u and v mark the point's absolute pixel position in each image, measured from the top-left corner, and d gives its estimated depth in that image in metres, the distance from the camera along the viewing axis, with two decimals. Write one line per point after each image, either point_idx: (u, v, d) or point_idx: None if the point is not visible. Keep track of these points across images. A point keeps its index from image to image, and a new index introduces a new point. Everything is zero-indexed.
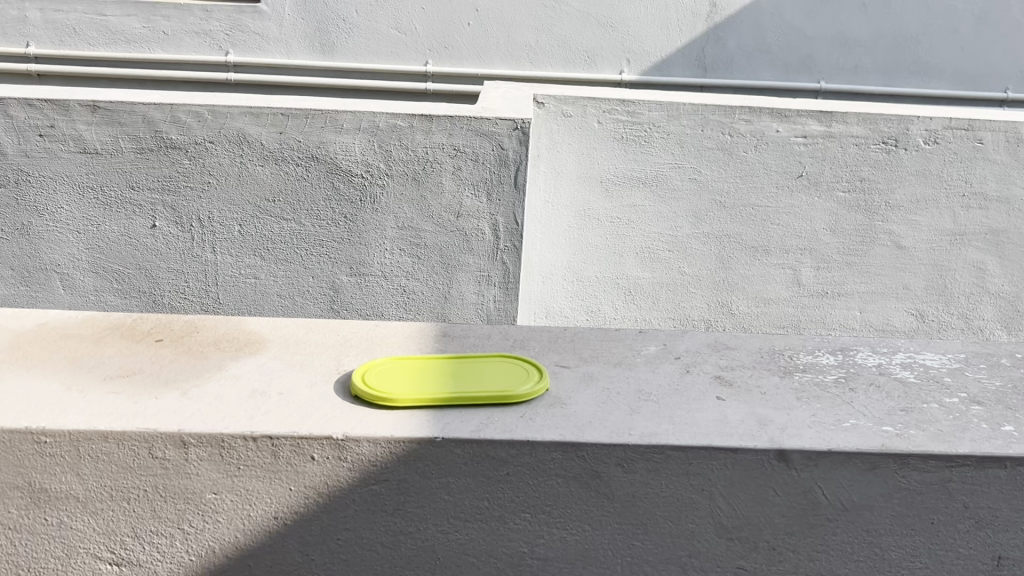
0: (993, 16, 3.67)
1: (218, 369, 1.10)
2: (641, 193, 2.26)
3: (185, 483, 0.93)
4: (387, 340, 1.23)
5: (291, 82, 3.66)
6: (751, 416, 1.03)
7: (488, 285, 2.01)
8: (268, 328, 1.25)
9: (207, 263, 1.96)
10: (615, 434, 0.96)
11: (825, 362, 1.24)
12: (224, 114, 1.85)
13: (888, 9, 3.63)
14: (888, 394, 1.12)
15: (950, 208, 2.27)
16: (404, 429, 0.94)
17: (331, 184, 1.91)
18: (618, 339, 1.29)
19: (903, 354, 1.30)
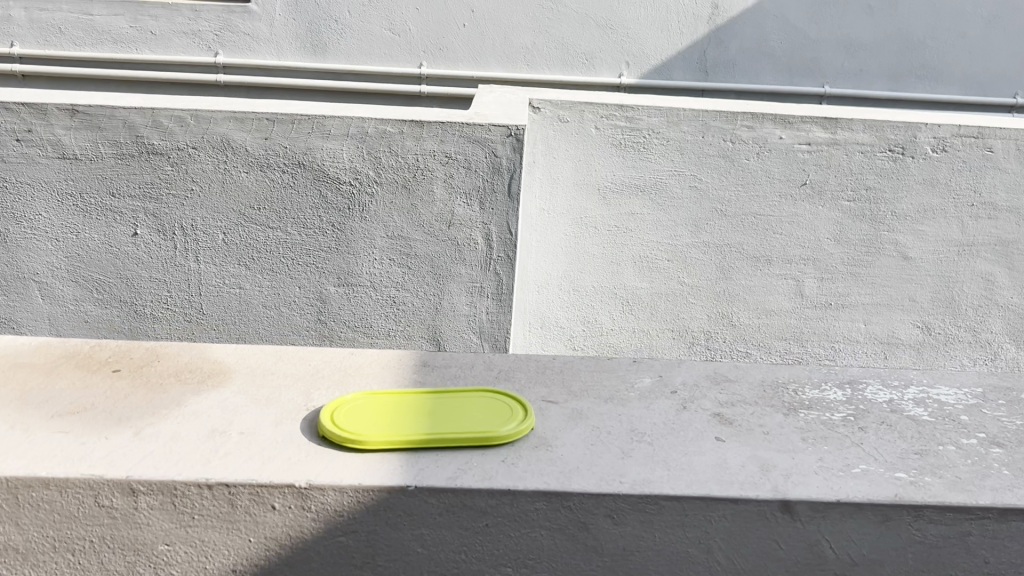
0: (1004, 19, 3.60)
1: (175, 407, 1.24)
2: (639, 201, 2.19)
3: (134, 533, 1.03)
4: (348, 376, 1.40)
5: (284, 82, 3.59)
6: (753, 460, 1.13)
7: (481, 297, 1.95)
8: (232, 364, 1.42)
9: (190, 272, 1.90)
10: (606, 481, 1.06)
11: (833, 397, 1.39)
12: (207, 119, 1.79)
13: (894, 12, 3.57)
14: (903, 435, 1.24)
15: (958, 217, 2.20)
16: (373, 476, 1.04)
17: (318, 192, 1.85)
18: (624, 374, 1.44)
19: (916, 389, 1.44)
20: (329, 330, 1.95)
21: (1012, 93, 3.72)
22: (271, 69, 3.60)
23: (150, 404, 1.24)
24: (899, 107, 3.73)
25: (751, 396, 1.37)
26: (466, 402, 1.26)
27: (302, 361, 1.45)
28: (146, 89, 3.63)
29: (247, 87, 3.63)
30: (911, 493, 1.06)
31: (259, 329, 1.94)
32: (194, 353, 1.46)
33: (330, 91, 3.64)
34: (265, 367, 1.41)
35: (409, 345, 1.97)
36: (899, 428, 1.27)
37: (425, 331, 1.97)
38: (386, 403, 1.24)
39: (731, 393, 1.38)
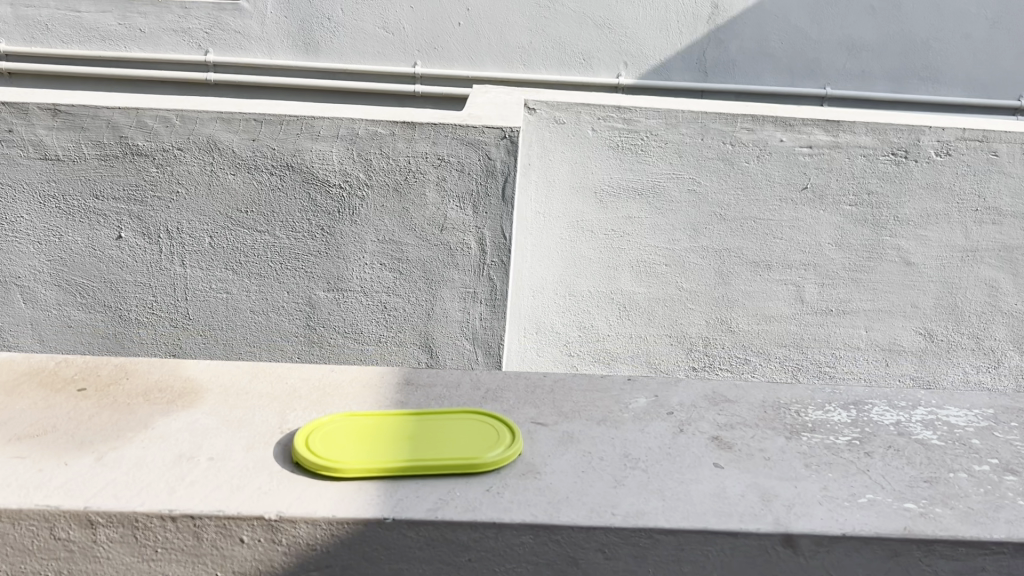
0: (1009, 20, 3.55)
1: (144, 428, 1.21)
2: (637, 204, 2.15)
3: (94, 566, 1.02)
4: (330, 394, 1.36)
5: (278, 81, 3.55)
6: (755, 491, 1.10)
7: (474, 303, 1.90)
8: (206, 380, 1.38)
9: (176, 276, 1.85)
10: (597, 513, 1.03)
11: (837, 419, 1.36)
12: (193, 119, 1.75)
13: (898, 12, 3.52)
14: (911, 462, 1.21)
15: (962, 222, 2.16)
16: (347, 508, 1.01)
17: (307, 195, 1.81)
18: (615, 394, 1.41)
19: (925, 410, 1.41)
20: (318, 335, 1.91)
21: (1017, 95, 3.67)
22: (263, 69, 3.56)
23: (117, 426, 1.21)
24: (902, 109, 3.68)
25: (752, 418, 1.34)
26: (450, 422, 1.23)
27: (279, 379, 1.41)
28: (135, 88, 3.58)
29: (238, 85, 3.58)
30: (922, 526, 1.03)
31: (247, 334, 1.90)
32: (166, 368, 1.43)
33: (323, 90, 3.60)
34: (241, 385, 1.38)
35: (400, 351, 1.93)
36: (908, 454, 1.24)
37: (416, 337, 1.92)
38: (367, 423, 1.22)
39: (731, 414, 1.35)
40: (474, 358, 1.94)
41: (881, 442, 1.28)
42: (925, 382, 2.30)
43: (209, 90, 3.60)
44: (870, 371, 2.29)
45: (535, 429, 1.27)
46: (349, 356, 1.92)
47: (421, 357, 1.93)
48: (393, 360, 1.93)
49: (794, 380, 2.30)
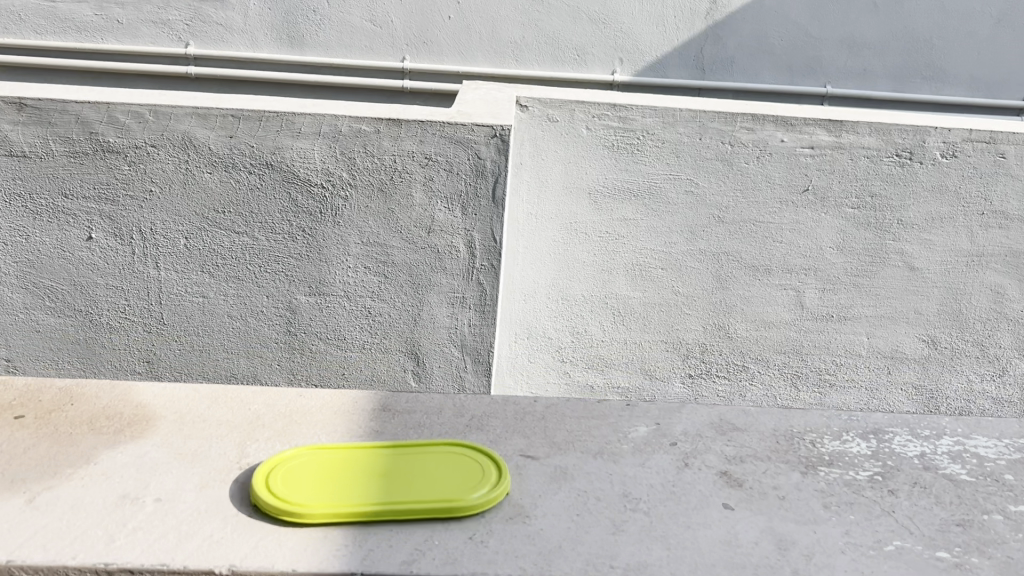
0: (1015, 19, 3.49)
1: (110, 454, 1.35)
2: (632, 206, 2.07)
3: None
4: (302, 416, 1.53)
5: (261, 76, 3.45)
6: (769, 538, 1.20)
7: (463, 308, 1.83)
8: (162, 404, 1.55)
9: (150, 279, 1.77)
10: (592, 565, 1.12)
11: (859, 451, 1.50)
12: (167, 114, 1.66)
13: (902, 10, 3.46)
14: (941, 502, 1.34)
15: (968, 226, 2.09)
16: (321, 552, 1.11)
17: (287, 195, 1.72)
18: (609, 421, 1.55)
19: (952, 440, 1.56)
20: (299, 341, 1.83)
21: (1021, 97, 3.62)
22: (245, 62, 3.47)
23: (83, 453, 1.35)
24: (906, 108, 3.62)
25: (762, 450, 1.47)
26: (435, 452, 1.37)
27: (242, 405, 1.56)
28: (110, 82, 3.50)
29: (219, 79, 3.50)
30: None
31: (224, 340, 1.82)
32: (122, 393, 1.58)
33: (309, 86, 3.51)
34: (199, 411, 1.53)
35: (386, 358, 1.85)
36: (937, 492, 1.37)
37: (403, 344, 1.84)
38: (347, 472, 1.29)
39: (740, 446, 1.48)
40: (462, 365, 1.87)
41: (907, 478, 1.40)
42: (928, 390, 2.23)
43: (189, 83, 3.52)
44: (871, 378, 2.22)
45: (524, 464, 1.39)
46: (332, 363, 1.85)
47: (407, 364, 1.86)
48: (378, 367, 1.86)
49: (793, 387, 2.23)
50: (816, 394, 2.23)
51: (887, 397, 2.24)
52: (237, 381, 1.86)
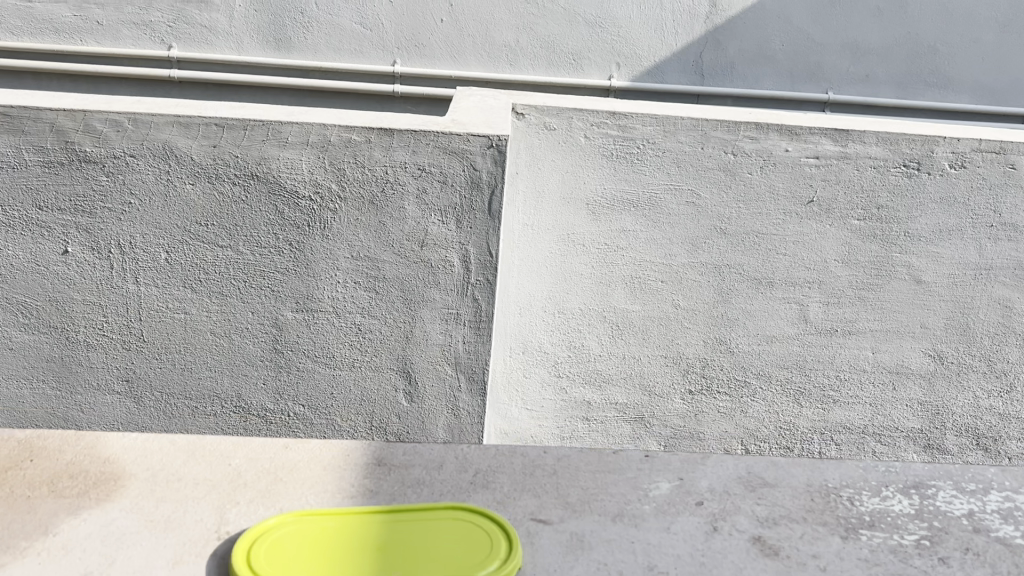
0: (1018, 24, 3.89)
1: (81, 522, 1.40)
2: (631, 216, 2.00)
3: None
4: (279, 473, 1.59)
5: (280, 82, 3.81)
6: None
7: (457, 325, 1.75)
8: (138, 465, 1.59)
9: (129, 295, 1.69)
10: None
11: (903, 508, 1.57)
12: (148, 123, 1.58)
13: (904, 16, 3.84)
14: (992, 567, 1.39)
15: (976, 238, 2.03)
16: None
17: (273, 206, 1.65)
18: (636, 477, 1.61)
19: (995, 494, 1.63)
20: (286, 359, 1.76)
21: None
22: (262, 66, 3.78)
23: (49, 524, 1.39)
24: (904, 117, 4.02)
25: (798, 509, 1.54)
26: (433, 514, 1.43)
27: (219, 461, 1.62)
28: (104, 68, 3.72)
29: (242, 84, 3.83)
30: None
31: (208, 358, 1.75)
32: (94, 454, 1.63)
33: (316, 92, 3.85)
34: (173, 469, 1.58)
35: (376, 377, 1.78)
36: (987, 557, 1.42)
37: (394, 362, 1.77)
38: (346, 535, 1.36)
39: (775, 506, 1.55)
40: (457, 384, 1.80)
41: (957, 543, 1.46)
42: (934, 407, 2.18)
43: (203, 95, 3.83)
44: (876, 394, 2.16)
45: (537, 529, 1.43)
46: (319, 381, 1.78)
47: (398, 383, 1.79)
48: (368, 386, 1.79)
49: (796, 403, 2.17)
50: (819, 410, 2.18)
51: (891, 413, 2.18)
52: (220, 400, 1.79)
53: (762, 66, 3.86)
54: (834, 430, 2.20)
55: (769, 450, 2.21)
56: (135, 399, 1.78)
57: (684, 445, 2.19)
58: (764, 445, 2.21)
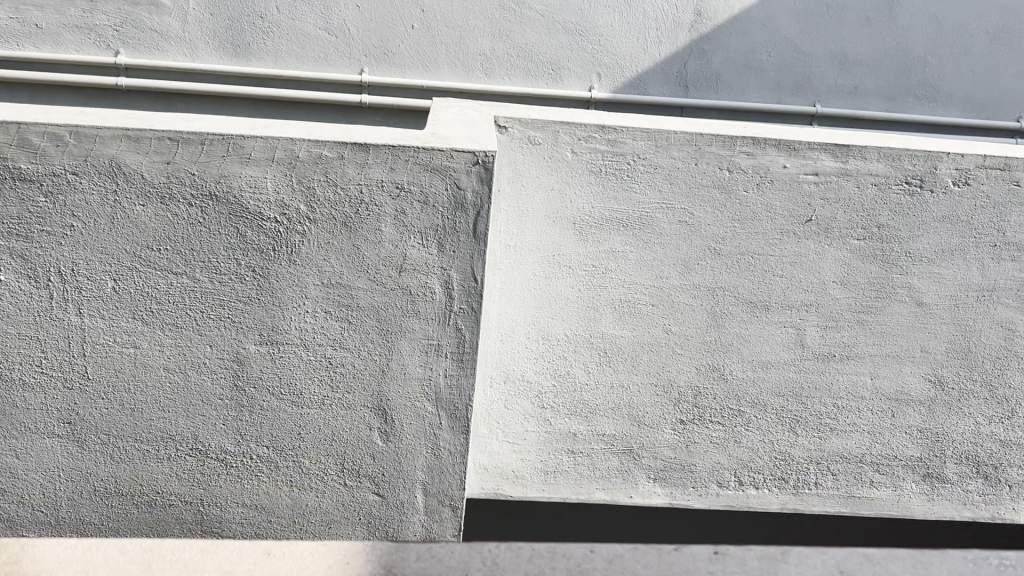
0: (1005, 36, 4.10)
1: None
2: (621, 237, 1.88)
3: None
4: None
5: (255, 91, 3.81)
6: None
7: (438, 357, 1.60)
8: None
9: (71, 327, 1.51)
10: None
11: None
12: (91, 136, 1.40)
13: (895, 25, 4.01)
14: None
15: (979, 258, 1.94)
16: None
17: (234, 229, 1.48)
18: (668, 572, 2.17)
19: None
20: (248, 397, 1.59)
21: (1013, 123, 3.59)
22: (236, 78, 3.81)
23: None
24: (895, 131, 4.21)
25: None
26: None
27: None
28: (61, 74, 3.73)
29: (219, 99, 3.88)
30: None
31: (160, 396, 1.58)
32: None
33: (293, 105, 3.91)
34: None
35: (349, 416, 1.62)
36: None
37: (368, 400, 1.62)
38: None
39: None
40: (437, 423, 1.65)
41: None
42: (933, 434, 2.08)
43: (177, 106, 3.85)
44: (874, 422, 2.06)
45: None
46: (285, 420, 1.62)
47: (373, 422, 1.63)
48: (340, 425, 1.63)
49: (791, 433, 2.06)
50: (815, 439, 2.07)
51: (890, 441, 2.08)
52: (175, 443, 1.62)
53: (747, 75, 4.00)
54: (831, 459, 2.09)
55: (764, 481, 2.10)
56: (79, 442, 1.60)
57: (674, 477, 2.07)
58: (758, 476, 2.09)
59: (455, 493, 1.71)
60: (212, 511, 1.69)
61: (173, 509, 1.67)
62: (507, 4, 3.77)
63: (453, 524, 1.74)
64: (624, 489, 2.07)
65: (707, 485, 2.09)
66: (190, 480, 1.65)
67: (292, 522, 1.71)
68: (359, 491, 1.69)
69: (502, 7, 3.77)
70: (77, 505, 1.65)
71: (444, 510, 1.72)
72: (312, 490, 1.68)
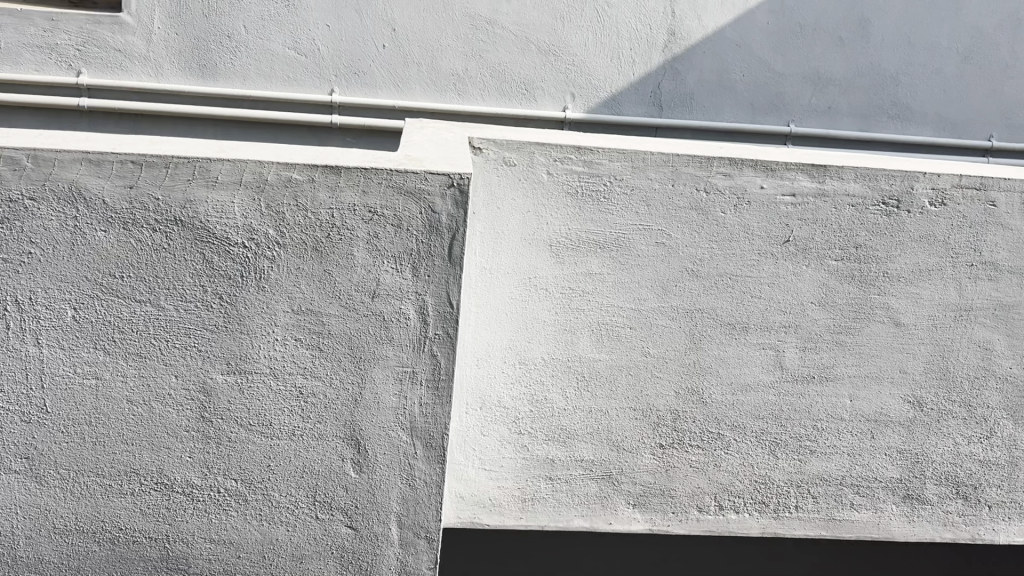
0: (976, 56, 4.11)
1: None
2: (598, 258, 1.85)
3: None
4: None
5: (222, 111, 3.75)
6: None
7: (413, 385, 1.56)
8: None
9: (28, 358, 1.45)
10: None
11: None
12: (51, 160, 1.37)
13: (868, 44, 4.00)
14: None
15: (956, 278, 1.94)
16: None
17: (200, 256, 1.44)
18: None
19: None
20: (215, 429, 1.54)
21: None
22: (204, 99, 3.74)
23: None
24: (868, 150, 4.20)
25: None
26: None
27: None
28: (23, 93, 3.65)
29: (187, 121, 3.81)
30: None
31: (123, 429, 1.52)
32: None
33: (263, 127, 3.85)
34: None
35: (320, 447, 1.57)
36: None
37: (340, 430, 1.56)
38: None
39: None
40: (412, 452, 1.59)
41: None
42: (913, 455, 2.07)
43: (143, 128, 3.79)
44: (854, 444, 2.04)
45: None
46: (254, 452, 1.56)
47: (346, 452, 1.58)
48: (310, 456, 1.57)
49: (772, 455, 2.03)
50: (795, 461, 2.04)
51: (870, 463, 2.06)
52: (138, 477, 1.55)
53: (721, 94, 3.99)
54: (812, 482, 2.06)
55: (744, 505, 2.06)
56: (37, 478, 1.53)
57: (654, 503, 2.02)
58: (739, 500, 2.05)
59: (431, 525, 1.64)
60: (177, 548, 1.61)
61: (136, 546, 1.59)
62: (479, 24, 3.76)
63: (429, 557, 1.66)
64: (603, 515, 2.01)
65: (687, 510, 2.04)
66: (154, 516, 1.58)
67: (261, 559, 1.62)
68: (332, 525, 1.62)
69: (474, 27, 3.76)
70: (34, 543, 1.57)
71: (419, 542, 1.65)
72: (282, 524, 1.61)
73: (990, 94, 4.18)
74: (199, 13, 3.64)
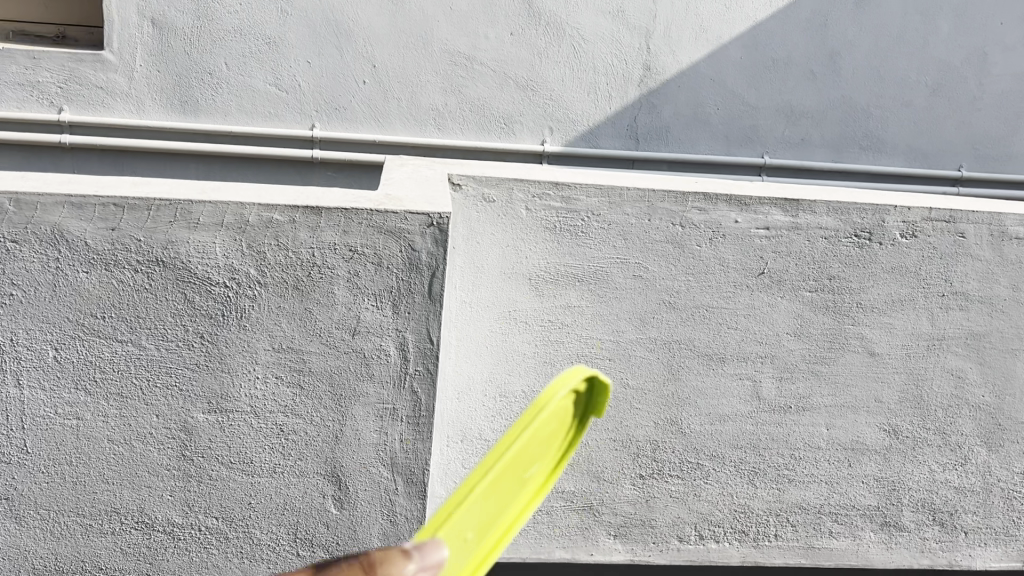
0: (946, 88, 4.13)
1: None
2: (577, 291, 1.88)
3: None
4: None
5: (201, 146, 3.75)
6: None
7: (394, 421, 1.57)
8: None
9: (9, 399, 1.46)
10: None
11: None
12: (32, 203, 1.37)
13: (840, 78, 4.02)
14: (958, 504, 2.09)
15: (928, 308, 1.98)
16: None
17: (182, 295, 1.45)
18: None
19: None
20: (196, 467, 1.54)
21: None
22: (182, 134, 3.74)
23: None
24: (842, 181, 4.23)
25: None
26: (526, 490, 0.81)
27: None
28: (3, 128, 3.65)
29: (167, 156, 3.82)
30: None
31: (104, 469, 1.52)
32: None
33: (244, 162, 3.85)
34: None
35: (301, 483, 1.58)
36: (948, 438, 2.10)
37: (321, 466, 1.57)
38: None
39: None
40: (393, 487, 1.60)
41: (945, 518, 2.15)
42: (890, 483, 2.09)
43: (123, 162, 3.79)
44: (831, 472, 2.06)
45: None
46: (235, 490, 1.56)
47: (327, 489, 1.59)
48: (292, 493, 1.58)
49: (750, 485, 2.05)
50: (773, 490, 2.06)
51: (847, 491, 2.08)
52: (119, 516, 1.55)
53: (696, 129, 4.01)
54: (790, 510, 2.08)
55: (724, 535, 2.08)
56: (16, 518, 1.53)
57: (635, 534, 2.04)
58: (718, 529, 2.07)
59: None
60: None
61: None
62: (459, 61, 3.76)
63: None
64: (584, 546, 2.03)
65: (667, 540, 2.05)
66: (136, 554, 1.58)
67: None
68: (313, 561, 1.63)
69: (454, 63, 3.76)
70: None
71: None
72: (264, 561, 1.61)
73: (960, 124, 4.21)
74: (178, 51, 3.61)
